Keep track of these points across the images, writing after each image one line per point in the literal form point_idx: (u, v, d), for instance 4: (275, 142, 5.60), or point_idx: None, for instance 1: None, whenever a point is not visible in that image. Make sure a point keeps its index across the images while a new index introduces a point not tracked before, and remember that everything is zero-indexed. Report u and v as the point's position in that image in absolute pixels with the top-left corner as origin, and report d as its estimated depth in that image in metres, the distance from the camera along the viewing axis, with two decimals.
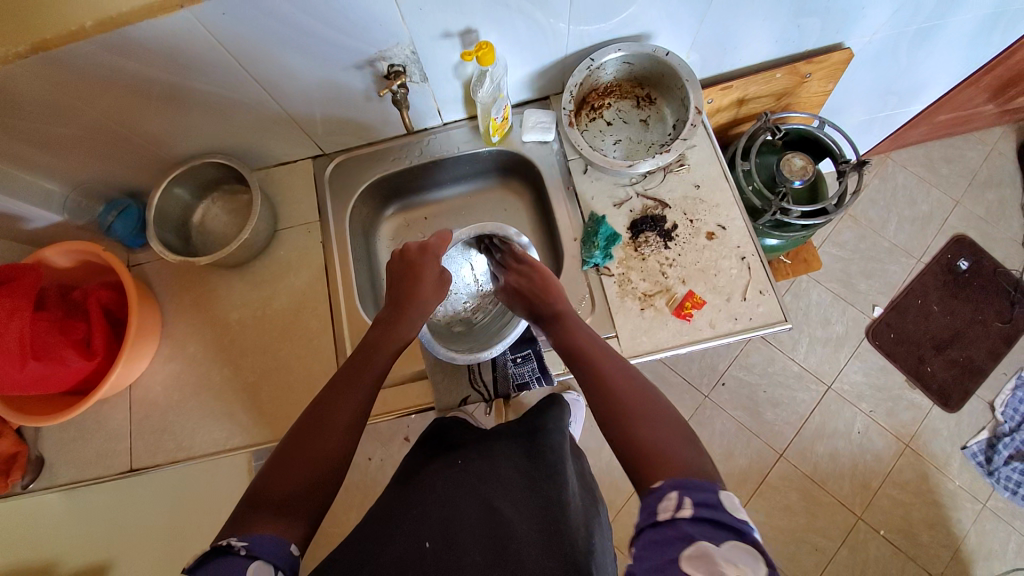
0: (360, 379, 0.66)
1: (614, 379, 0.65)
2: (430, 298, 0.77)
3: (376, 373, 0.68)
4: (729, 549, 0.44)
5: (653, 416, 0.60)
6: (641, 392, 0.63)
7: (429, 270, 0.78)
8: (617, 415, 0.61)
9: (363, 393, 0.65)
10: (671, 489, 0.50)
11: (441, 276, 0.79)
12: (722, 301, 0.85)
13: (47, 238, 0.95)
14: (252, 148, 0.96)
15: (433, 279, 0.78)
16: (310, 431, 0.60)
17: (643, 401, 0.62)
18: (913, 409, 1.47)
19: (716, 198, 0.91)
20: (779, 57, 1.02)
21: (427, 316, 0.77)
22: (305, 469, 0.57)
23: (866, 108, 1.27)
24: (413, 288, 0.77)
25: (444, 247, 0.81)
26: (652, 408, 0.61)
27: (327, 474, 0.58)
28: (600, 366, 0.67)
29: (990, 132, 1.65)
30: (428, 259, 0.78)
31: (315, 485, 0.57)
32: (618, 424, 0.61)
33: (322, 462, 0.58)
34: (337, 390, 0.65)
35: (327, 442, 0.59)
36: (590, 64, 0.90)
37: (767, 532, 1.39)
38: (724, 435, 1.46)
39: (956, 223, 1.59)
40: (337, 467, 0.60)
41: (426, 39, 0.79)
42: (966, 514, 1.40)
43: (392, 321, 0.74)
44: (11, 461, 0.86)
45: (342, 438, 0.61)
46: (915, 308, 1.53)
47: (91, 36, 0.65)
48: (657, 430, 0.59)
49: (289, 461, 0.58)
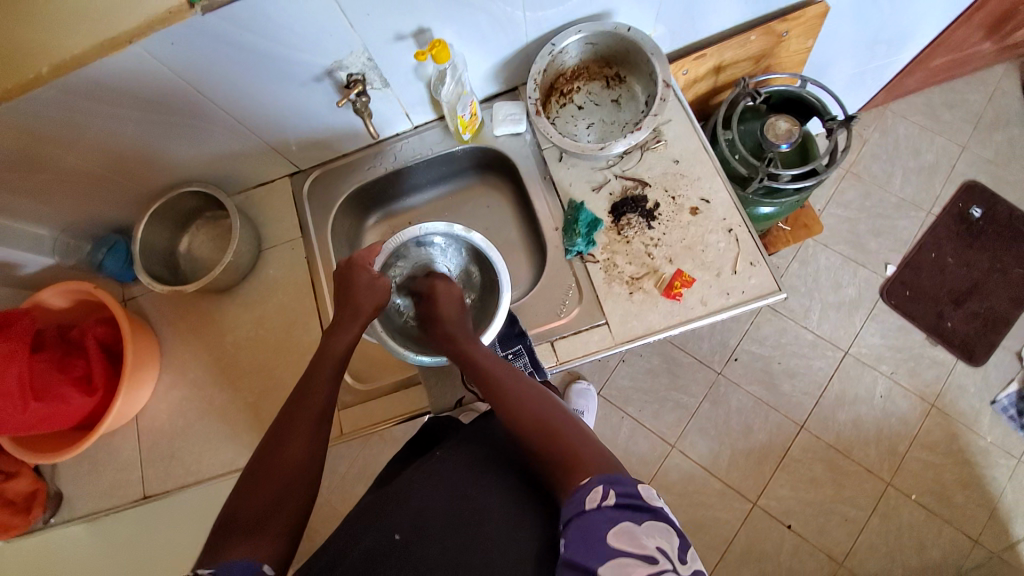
0: (321, 379, 0.68)
1: (524, 406, 0.66)
2: (366, 305, 0.75)
3: (333, 371, 0.69)
4: (647, 527, 0.51)
5: (573, 427, 0.64)
6: (552, 409, 0.66)
7: (358, 279, 0.76)
8: (545, 431, 0.63)
9: (328, 392, 0.67)
10: (598, 482, 0.55)
11: (373, 282, 0.76)
12: (712, 277, 0.83)
13: (43, 282, 0.98)
14: (229, 172, 0.96)
15: (365, 287, 0.76)
16: (276, 440, 0.62)
17: (550, 414, 0.65)
18: (937, 366, 1.42)
19: (696, 171, 0.88)
20: (752, 19, 0.98)
21: (363, 323, 0.74)
22: (275, 481, 0.59)
23: (854, 61, 1.22)
24: (348, 295, 0.76)
25: (372, 258, 0.80)
26: (558, 420, 0.64)
27: (297, 481, 0.60)
28: (511, 398, 0.68)
29: (992, 72, 1.58)
30: (355, 270, 0.77)
31: (284, 496, 0.58)
32: (549, 440, 0.62)
33: (289, 472, 0.60)
34: (303, 393, 0.66)
35: (292, 451, 0.61)
36: (551, 49, 0.88)
37: (795, 506, 1.36)
38: (741, 410, 1.43)
39: (965, 170, 1.52)
40: (307, 475, 0.61)
41: (380, 44, 0.78)
42: (1001, 470, 1.35)
43: (338, 326, 0.73)
44: (31, 498, 0.89)
45: (308, 442, 0.63)
46: (929, 263, 1.48)
47: (48, 81, 0.66)
48: (579, 439, 0.62)
49: (259, 477, 0.59)
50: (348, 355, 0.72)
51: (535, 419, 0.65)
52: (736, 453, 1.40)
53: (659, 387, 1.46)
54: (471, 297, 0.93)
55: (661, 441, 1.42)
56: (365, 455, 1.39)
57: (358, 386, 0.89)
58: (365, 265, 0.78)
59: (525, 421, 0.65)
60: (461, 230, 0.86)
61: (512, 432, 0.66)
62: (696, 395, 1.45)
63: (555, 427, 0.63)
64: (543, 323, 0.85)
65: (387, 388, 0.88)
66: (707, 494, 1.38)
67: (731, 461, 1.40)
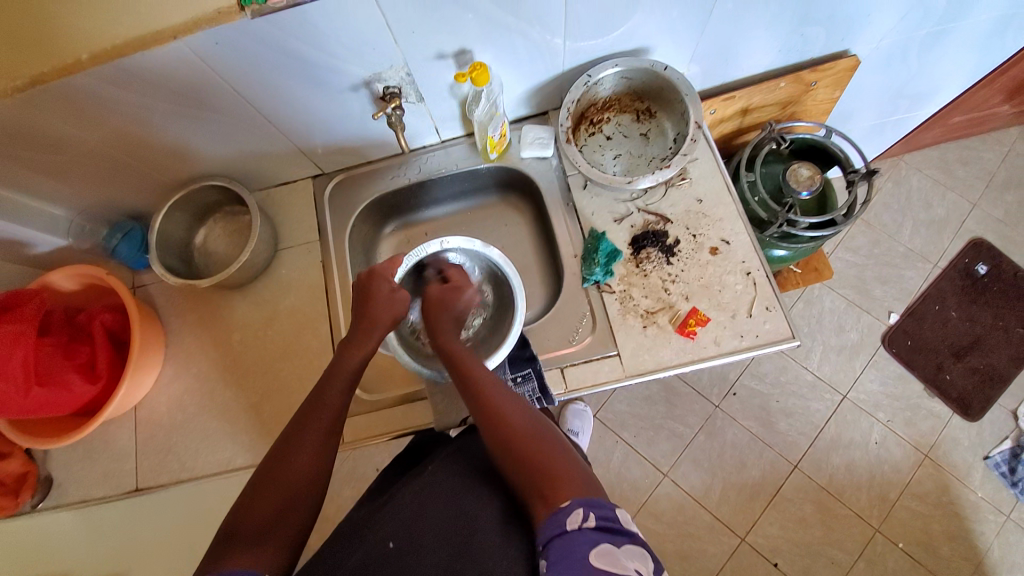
0: (335, 388, 0.67)
1: (512, 413, 0.66)
2: (384, 318, 0.74)
3: (349, 374, 0.69)
4: (627, 551, 0.52)
5: (556, 443, 0.65)
6: (540, 423, 0.67)
7: (378, 287, 0.76)
8: (532, 438, 0.64)
9: (340, 403, 0.67)
10: (577, 505, 0.56)
11: (392, 293, 0.76)
12: (727, 319, 0.83)
13: (53, 262, 0.97)
14: (253, 170, 0.96)
15: (385, 297, 0.75)
16: (283, 451, 0.62)
17: (540, 428, 0.66)
18: (933, 418, 1.42)
19: (719, 212, 0.89)
20: (782, 67, 0.99)
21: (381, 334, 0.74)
22: (278, 494, 0.58)
23: (876, 112, 1.24)
24: (365, 306, 0.75)
25: (394, 269, 0.80)
26: (549, 436, 0.65)
27: (303, 493, 0.60)
28: (500, 401, 0.67)
29: (1007, 132, 1.60)
30: (376, 280, 0.76)
31: (287, 508, 0.58)
32: (535, 448, 0.63)
33: (294, 481, 0.60)
34: (315, 401, 0.66)
35: (299, 461, 0.61)
36: (587, 80, 0.89)
37: (781, 545, 1.35)
38: (736, 445, 1.43)
39: (974, 226, 1.54)
40: (312, 487, 0.61)
41: (419, 61, 0.79)
42: (989, 527, 1.35)
43: (352, 340, 0.72)
44: (20, 481, 0.88)
45: (315, 454, 0.62)
46: (933, 314, 1.49)
47: (87, 68, 0.66)
48: (563, 456, 0.63)
49: (263, 486, 0.59)
50: (361, 368, 0.71)
51: (522, 428, 0.65)
52: (728, 487, 1.40)
53: (655, 415, 1.46)
54: (483, 316, 0.92)
55: (654, 470, 1.42)
56: (355, 458, 1.37)
57: (363, 396, 0.88)
58: (386, 276, 0.77)
59: (514, 428, 0.65)
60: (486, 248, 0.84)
61: (497, 433, 0.65)
62: (692, 426, 1.44)
63: (543, 439, 0.65)
64: (554, 349, 0.85)
65: (390, 401, 0.88)
66: (695, 526, 1.38)
67: (721, 495, 1.39)
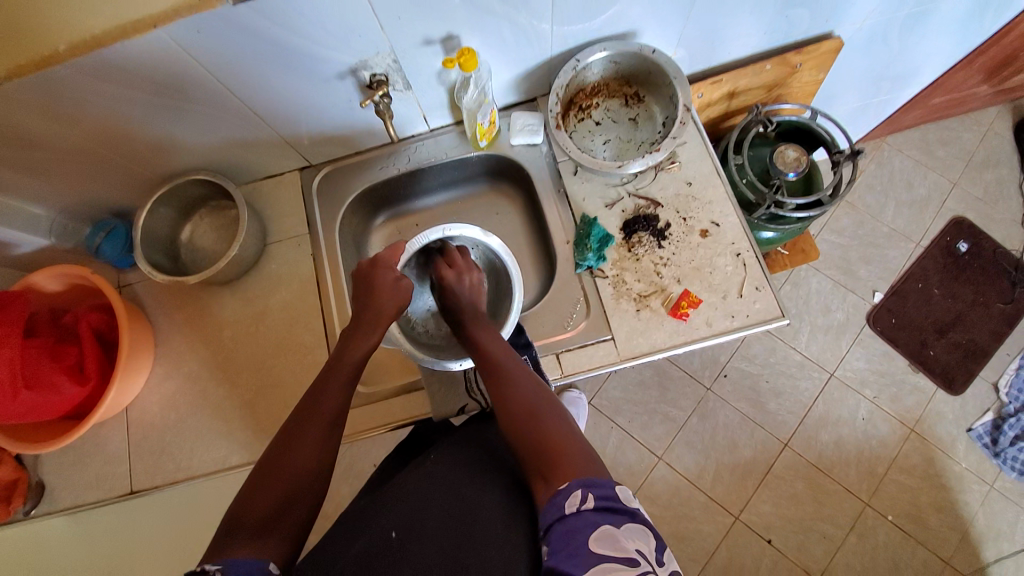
0: (336, 387, 0.68)
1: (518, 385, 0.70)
2: (389, 307, 0.75)
3: (354, 364, 0.70)
4: (627, 530, 0.52)
5: (562, 421, 0.66)
6: (546, 400, 0.69)
7: (382, 278, 0.77)
8: (534, 415, 0.66)
9: (341, 400, 0.67)
10: (577, 486, 0.56)
11: (397, 283, 0.77)
12: (718, 300, 0.84)
13: (35, 263, 0.94)
14: (238, 164, 0.95)
15: (388, 287, 0.76)
16: (283, 448, 0.61)
17: (547, 407, 0.67)
18: (918, 393, 1.46)
19: (709, 195, 0.89)
20: (768, 49, 1.00)
21: (385, 324, 0.75)
22: (282, 487, 0.58)
23: (859, 94, 1.25)
24: (369, 297, 0.76)
25: (396, 257, 0.80)
26: (553, 414, 0.67)
27: (309, 482, 0.60)
28: (509, 379, 0.71)
29: (985, 112, 1.63)
30: (380, 270, 0.78)
31: (292, 501, 0.58)
32: (537, 425, 0.65)
33: (297, 476, 0.59)
34: (314, 397, 0.66)
35: (301, 455, 0.61)
36: (575, 64, 0.89)
37: (775, 522, 1.38)
38: (728, 426, 1.45)
39: (954, 205, 1.57)
40: (315, 480, 0.61)
41: (407, 47, 0.78)
42: (974, 496, 1.40)
43: (355, 334, 0.73)
44: (12, 488, 0.86)
45: (317, 448, 0.62)
46: (916, 293, 1.52)
47: (66, 59, 0.64)
48: (567, 434, 0.64)
49: (265, 480, 0.59)
50: (362, 363, 0.72)
51: (525, 405, 0.67)
52: (721, 467, 1.42)
53: (648, 399, 1.48)
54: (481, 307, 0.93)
55: (649, 453, 1.44)
56: (352, 453, 1.37)
57: (360, 388, 0.88)
58: (389, 265, 0.79)
59: (517, 406, 0.68)
60: (491, 240, 0.84)
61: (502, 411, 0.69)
62: (685, 409, 1.47)
63: (544, 417, 0.66)
64: (549, 335, 0.86)
65: (387, 393, 0.87)
66: (691, 507, 1.40)
67: (715, 476, 1.42)
